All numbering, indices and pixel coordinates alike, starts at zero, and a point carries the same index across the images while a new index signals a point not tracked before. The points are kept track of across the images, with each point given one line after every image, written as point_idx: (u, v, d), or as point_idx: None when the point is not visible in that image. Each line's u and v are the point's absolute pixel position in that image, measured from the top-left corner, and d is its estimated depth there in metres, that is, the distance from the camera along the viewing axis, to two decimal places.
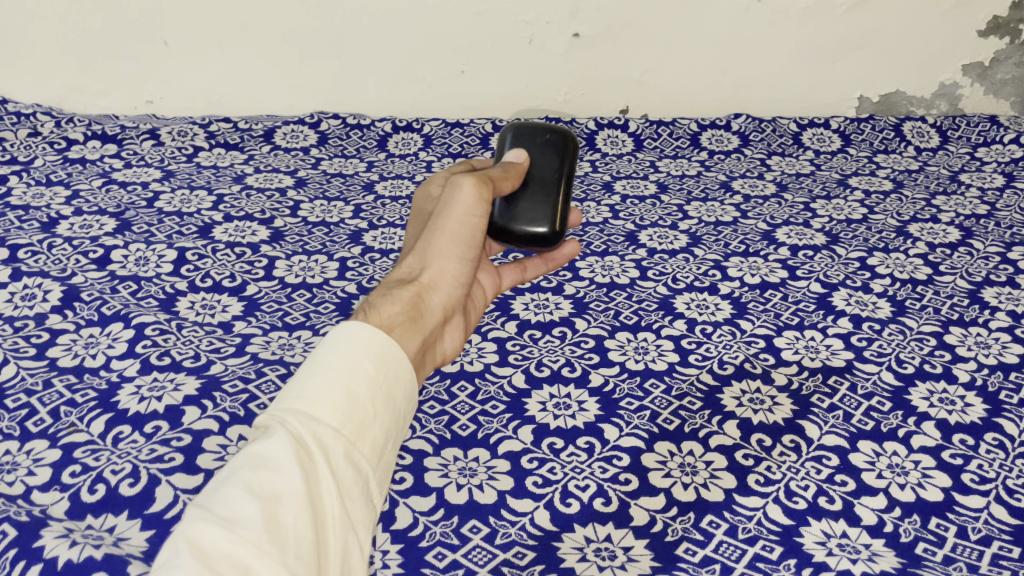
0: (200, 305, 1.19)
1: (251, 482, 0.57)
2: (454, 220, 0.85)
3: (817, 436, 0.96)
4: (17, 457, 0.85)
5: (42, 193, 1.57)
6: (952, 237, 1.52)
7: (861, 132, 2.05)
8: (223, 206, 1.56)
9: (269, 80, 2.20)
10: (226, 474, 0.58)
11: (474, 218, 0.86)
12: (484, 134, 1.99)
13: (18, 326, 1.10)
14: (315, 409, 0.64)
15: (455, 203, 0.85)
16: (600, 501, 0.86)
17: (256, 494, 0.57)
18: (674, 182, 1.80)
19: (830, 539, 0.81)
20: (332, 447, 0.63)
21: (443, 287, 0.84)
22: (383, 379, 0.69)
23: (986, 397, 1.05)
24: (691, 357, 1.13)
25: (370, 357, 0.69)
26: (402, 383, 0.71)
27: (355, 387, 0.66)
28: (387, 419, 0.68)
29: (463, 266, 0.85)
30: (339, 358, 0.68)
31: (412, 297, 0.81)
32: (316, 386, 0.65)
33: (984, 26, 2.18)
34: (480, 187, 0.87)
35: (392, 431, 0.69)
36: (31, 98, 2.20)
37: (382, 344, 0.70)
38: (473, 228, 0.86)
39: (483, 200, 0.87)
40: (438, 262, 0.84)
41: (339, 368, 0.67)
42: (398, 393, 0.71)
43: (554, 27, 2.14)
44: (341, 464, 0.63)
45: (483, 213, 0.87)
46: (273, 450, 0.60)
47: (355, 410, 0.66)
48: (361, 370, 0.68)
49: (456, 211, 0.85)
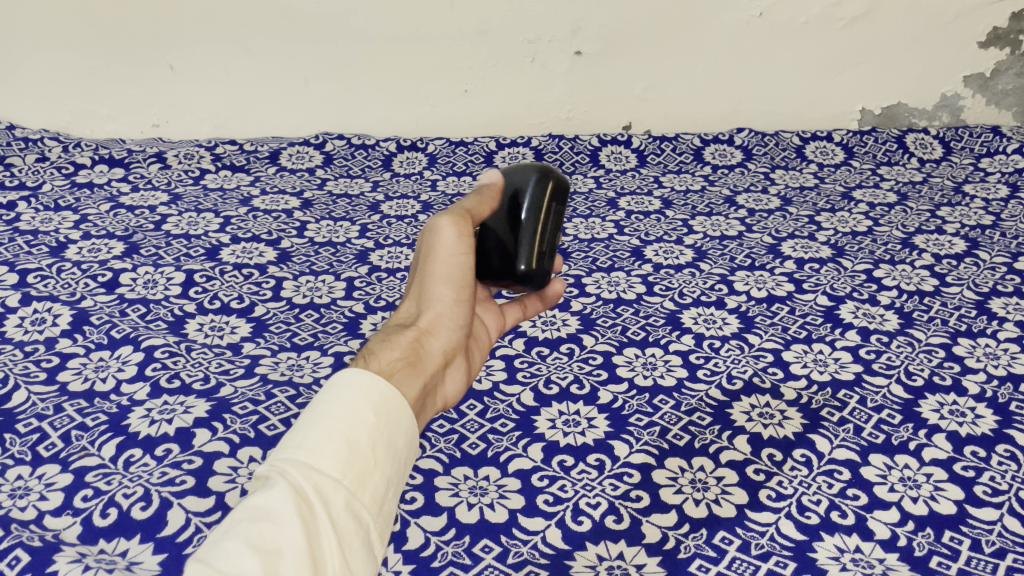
0: (209, 327, 1.19)
1: (249, 537, 0.51)
2: (441, 258, 0.77)
3: (828, 450, 0.96)
4: (29, 482, 0.86)
5: (51, 218, 1.58)
6: (958, 248, 1.52)
7: (864, 144, 2.05)
8: (230, 228, 1.57)
9: (274, 102, 2.22)
10: (221, 529, 0.52)
11: (461, 253, 0.78)
12: (488, 152, 2.00)
13: (28, 350, 1.11)
14: (314, 458, 0.56)
15: (439, 243, 0.77)
16: (612, 518, 0.85)
17: (252, 552, 0.50)
18: (679, 197, 1.81)
19: (843, 554, 0.81)
20: (335, 499, 0.55)
21: (443, 330, 0.75)
22: (387, 425, 0.61)
23: (996, 408, 1.04)
24: (700, 371, 1.13)
25: (373, 401, 0.61)
26: (406, 429, 0.63)
27: (356, 435, 0.58)
28: (393, 467, 0.60)
29: (460, 305, 0.77)
30: (340, 404, 0.60)
31: (410, 342, 0.73)
32: (315, 433, 0.57)
33: (984, 37, 2.19)
34: (461, 219, 0.79)
35: (399, 480, 0.61)
36: (38, 123, 2.23)
37: (385, 388, 0.62)
38: (463, 263, 0.78)
39: (467, 234, 0.78)
40: (435, 303, 0.77)
41: (339, 415, 0.59)
42: (402, 440, 0.62)
43: (556, 45, 2.16)
44: (342, 518, 0.55)
45: (468, 247, 0.78)
46: (271, 502, 0.53)
47: (358, 458, 0.58)
48: (362, 417, 0.60)
49: (442, 249, 0.77)
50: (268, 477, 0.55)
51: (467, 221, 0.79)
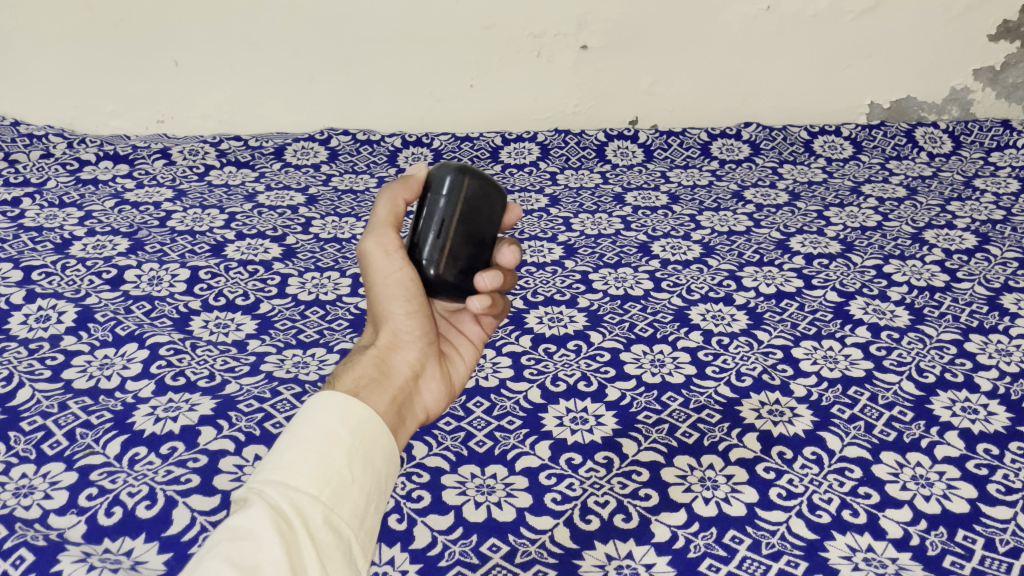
0: (214, 324, 1.18)
1: (229, 555, 0.50)
2: (380, 278, 0.74)
3: (839, 448, 0.95)
4: (33, 480, 0.85)
5: (55, 214, 1.58)
6: (969, 243, 1.50)
7: (872, 138, 2.03)
8: (235, 224, 1.56)
9: (278, 99, 2.21)
10: (201, 551, 0.51)
11: (397, 269, 0.74)
12: (494, 148, 1.99)
13: (33, 347, 1.10)
14: (291, 477, 0.56)
15: (372, 264, 0.75)
16: (621, 517, 0.84)
17: (232, 571, 0.49)
18: (686, 192, 1.80)
19: (855, 554, 0.80)
20: (312, 515, 0.55)
21: (404, 343, 0.73)
22: (362, 444, 0.60)
23: (1009, 405, 1.03)
24: (709, 368, 1.12)
25: (348, 421, 0.61)
26: (383, 446, 0.62)
27: (331, 453, 0.58)
28: (372, 482, 0.60)
29: (414, 317, 0.74)
30: (313, 426, 0.60)
31: (371, 361, 0.71)
32: (290, 454, 0.57)
33: (994, 31, 2.17)
34: (383, 232, 0.74)
35: (378, 498, 0.61)
36: (41, 120, 2.22)
37: (360, 407, 0.62)
38: (404, 276, 0.74)
39: (394, 247, 0.74)
40: (390, 320, 0.74)
41: (315, 435, 0.59)
42: (380, 457, 0.62)
43: (562, 40, 2.14)
44: (322, 534, 0.55)
45: (403, 260, 0.75)
46: (250, 521, 0.52)
47: (335, 475, 0.57)
48: (337, 436, 0.59)
49: (377, 270, 0.74)
50: (246, 499, 0.54)
51: (390, 232, 0.74)
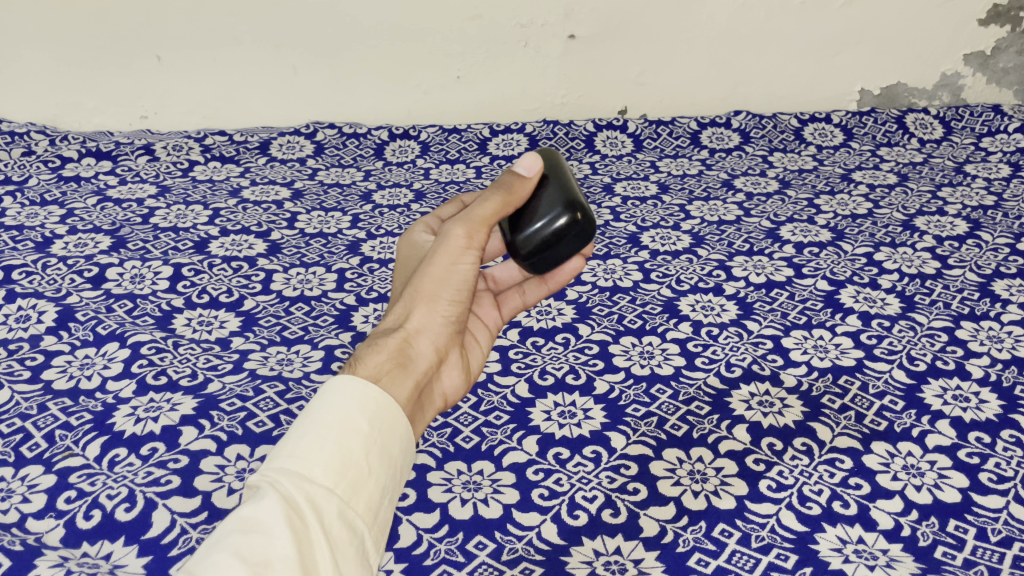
0: (197, 322, 1.17)
1: (238, 549, 0.48)
2: (442, 264, 0.71)
3: (829, 438, 0.94)
4: (11, 484, 0.84)
5: (37, 213, 1.56)
6: (960, 229, 1.49)
7: (862, 125, 2.02)
8: (220, 220, 1.54)
9: (264, 93, 2.19)
10: (211, 540, 0.50)
11: (464, 262, 0.72)
12: (482, 140, 1.97)
13: (12, 348, 1.09)
14: (306, 467, 0.53)
15: (444, 247, 0.71)
16: (609, 512, 0.83)
17: (241, 566, 0.48)
18: (676, 182, 1.78)
19: (846, 546, 0.79)
20: (327, 510, 0.53)
21: (434, 330, 0.70)
22: (381, 434, 0.58)
23: (1000, 393, 1.02)
24: (698, 360, 1.11)
25: (367, 408, 0.58)
26: (401, 436, 0.60)
27: (349, 444, 0.55)
28: (388, 475, 0.58)
29: (455, 307, 0.72)
30: (332, 412, 0.57)
31: (396, 344, 0.67)
32: (306, 441, 0.55)
33: (984, 15, 2.16)
34: (474, 229, 0.72)
35: (393, 488, 0.58)
36: (23, 116, 2.19)
37: (381, 396, 0.59)
38: (466, 271, 0.72)
39: (476, 244, 0.72)
40: (426, 305, 0.70)
41: (331, 421, 0.56)
42: (397, 447, 0.59)
43: (550, 29, 2.12)
44: (335, 528, 0.53)
45: (474, 256, 0.72)
46: (261, 513, 0.50)
47: (352, 466, 0.55)
48: (356, 424, 0.57)
49: (445, 254, 0.71)
50: (258, 487, 0.52)
51: (482, 229, 0.72)
